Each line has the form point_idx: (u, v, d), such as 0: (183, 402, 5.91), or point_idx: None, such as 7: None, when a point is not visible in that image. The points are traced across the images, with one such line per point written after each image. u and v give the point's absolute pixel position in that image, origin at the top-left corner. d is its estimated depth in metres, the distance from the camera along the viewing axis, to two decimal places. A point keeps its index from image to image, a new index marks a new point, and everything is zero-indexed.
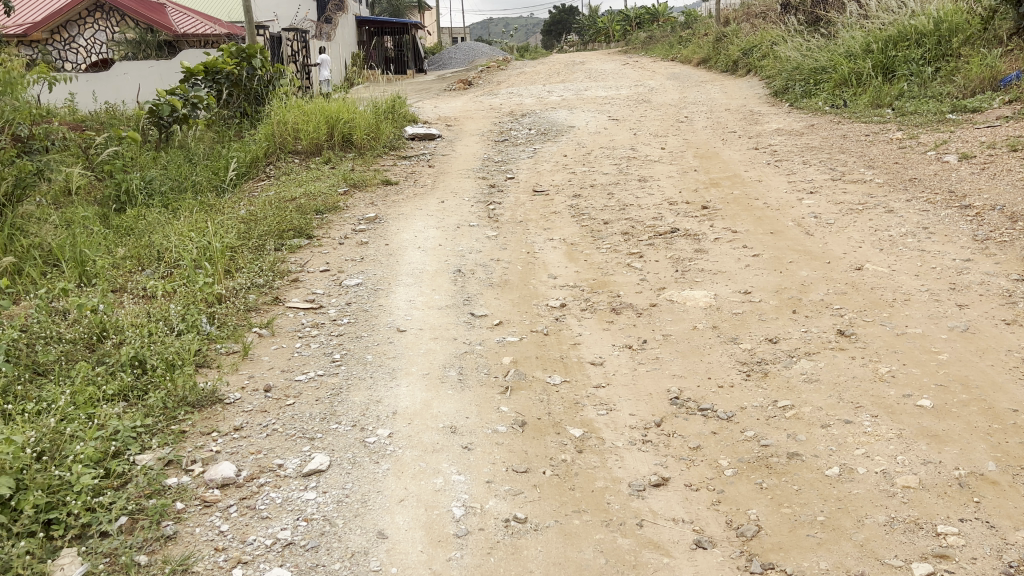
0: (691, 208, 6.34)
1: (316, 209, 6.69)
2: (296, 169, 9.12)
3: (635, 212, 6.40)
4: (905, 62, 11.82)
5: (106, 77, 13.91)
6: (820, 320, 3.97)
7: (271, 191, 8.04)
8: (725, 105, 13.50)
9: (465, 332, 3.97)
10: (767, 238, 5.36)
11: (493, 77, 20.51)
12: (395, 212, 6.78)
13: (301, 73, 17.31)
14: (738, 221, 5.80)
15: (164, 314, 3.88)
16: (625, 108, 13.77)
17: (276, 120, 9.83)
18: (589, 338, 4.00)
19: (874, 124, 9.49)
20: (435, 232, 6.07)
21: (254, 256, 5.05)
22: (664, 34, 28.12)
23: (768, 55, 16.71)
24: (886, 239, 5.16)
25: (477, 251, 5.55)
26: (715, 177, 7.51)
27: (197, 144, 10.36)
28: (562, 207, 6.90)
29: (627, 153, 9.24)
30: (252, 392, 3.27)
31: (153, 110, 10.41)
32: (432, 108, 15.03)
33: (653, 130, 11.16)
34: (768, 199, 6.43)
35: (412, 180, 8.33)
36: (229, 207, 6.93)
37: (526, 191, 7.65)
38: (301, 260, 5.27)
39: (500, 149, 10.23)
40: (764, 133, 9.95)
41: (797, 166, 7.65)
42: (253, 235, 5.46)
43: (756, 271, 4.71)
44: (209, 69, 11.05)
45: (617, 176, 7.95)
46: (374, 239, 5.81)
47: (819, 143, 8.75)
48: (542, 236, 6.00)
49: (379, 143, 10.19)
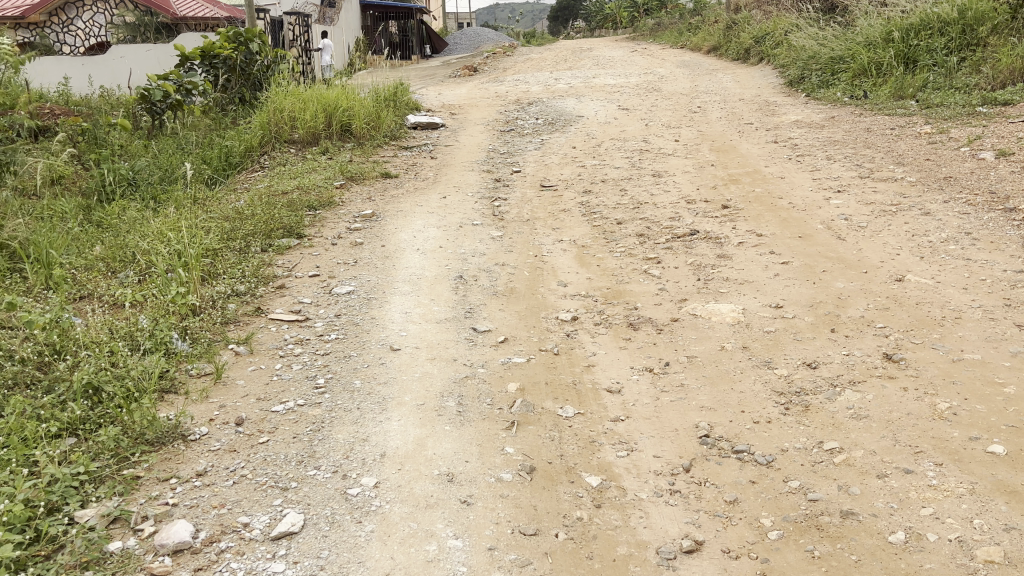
0: (710, 207, 5.91)
1: (309, 205, 6.29)
2: (292, 160, 8.70)
3: (650, 211, 5.97)
4: (927, 52, 11.33)
5: (102, 60, 13.48)
6: (863, 341, 3.55)
7: (264, 184, 7.63)
8: (739, 94, 13.04)
9: (466, 351, 3.56)
10: (795, 244, 4.93)
11: (499, 64, 20.01)
12: (393, 208, 6.37)
13: (302, 57, 16.87)
14: (761, 223, 5.37)
15: (129, 328, 3.49)
16: (635, 96, 13.32)
17: (273, 108, 9.37)
18: (605, 358, 3.59)
19: (898, 117, 9.03)
20: (436, 232, 5.65)
21: (237, 258, 4.65)
22: (673, 22, 27.59)
23: (782, 43, 16.22)
24: (926, 246, 4.73)
25: (481, 255, 5.13)
26: (734, 173, 7.07)
27: (190, 132, 9.95)
28: (571, 204, 6.48)
29: (640, 146, 8.81)
30: (221, 426, 2.88)
31: (144, 95, 10.00)
32: (436, 95, 14.58)
33: (666, 120, 10.72)
34: (792, 199, 6.00)
35: (412, 173, 7.92)
36: (219, 202, 6.53)
37: (533, 186, 7.23)
38: (290, 263, 4.86)
39: (505, 140, 9.80)
40: (783, 126, 9.50)
41: (820, 162, 7.20)
42: (238, 234, 5.06)
43: (786, 282, 4.29)
44: (205, 53, 10.62)
45: (628, 171, 7.52)
46: (369, 240, 5.40)
47: (841, 137, 8.31)
48: (550, 238, 5.59)
49: (379, 132, 9.76)
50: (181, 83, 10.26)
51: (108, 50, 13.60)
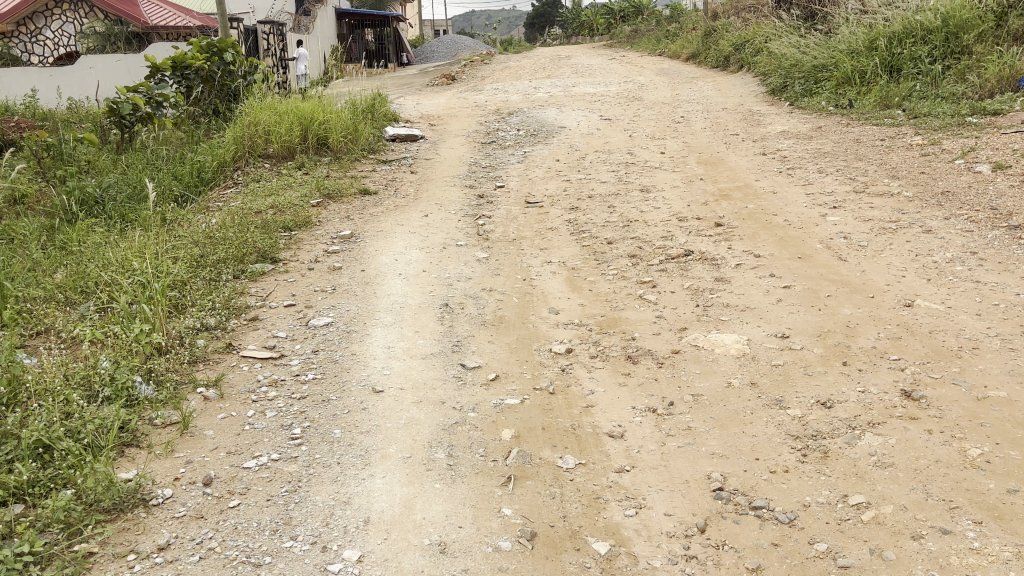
0: (703, 226, 5.70)
1: (285, 225, 6.01)
2: (266, 176, 8.41)
3: (641, 229, 5.75)
4: (911, 60, 11.23)
5: (70, 71, 13.09)
6: (878, 375, 3.33)
7: (238, 202, 7.34)
8: (721, 104, 12.89)
9: (455, 391, 3.31)
10: (795, 265, 4.72)
11: (478, 72, 19.78)
12: (373, 228, 6.10)
13: (277, 67, 16.57)
14: (758, 243, 5.16)
15: (86, 372, 3.21)
16: (617, 106, 13.14)
17: (246, 122, 9.07)
18: (604, 397, 3.35)
19: (886, 127, 8.89)
20: (418, 254, 5.39)
21: (207, 287, 4.38)
22: (650, 29, 27.53)
23: (762, 51, 16.13)
24: (932, 267, 4.53)
25: (466, 279, 4.88)
26: (724, 187, 6.87)
27: (161, 146, 9.64)
28: (558, 222, 6.24)
29: (625, 159, 8.60)
30: (187, 487, 2.61)
31: (113, 109, 9.67)
32: (414, 105, 14.32)
33: (649, 131, 10.52)
34: (788, 216, 5.80)
35: (392, 189, 7.65)
36: (190, 222, 6.24)
37: (517, 202, 6.99)
38: (263, 291, 4.59)
39: (487, 153, 9.57)
40: (769, 137, 9.33)
41: (812, 176, 7.02)
42: (207, 260, 4.78)
43: (790, 308, 4.07)
44: (177, 64, 10.28)
45: (615, 186, 7.30)
46: (348, 264, 5.13)
47: (830, 149, 8.14)
48: (538, 260, 5.34)
49: (357, 146, 9.48)
50: (152, 95, 9.92)
51: (76, 61, 13.21)
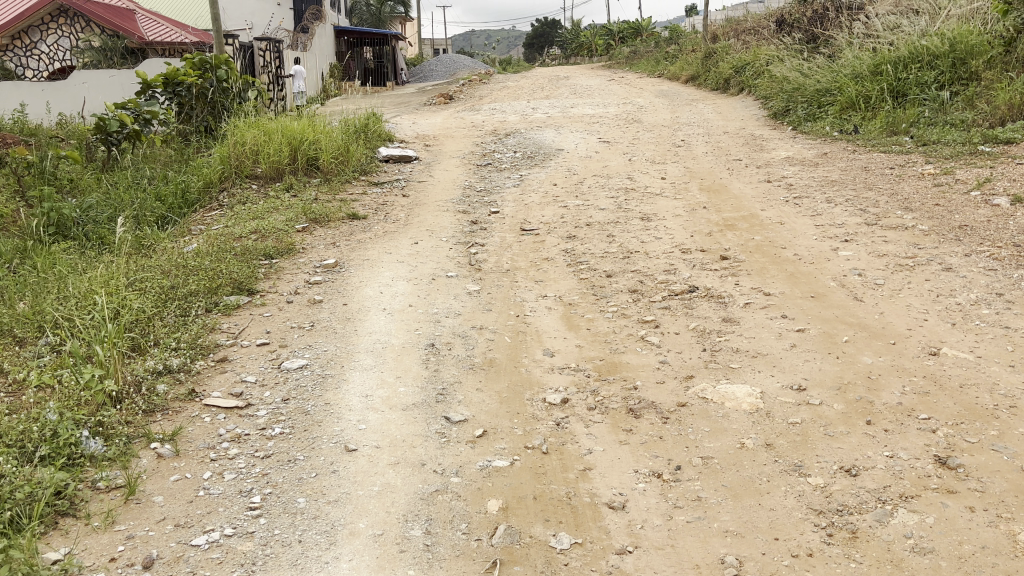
0: (707, 259, 5.38)
1: (266, 253, 5.68)
2: (253, 198, 8.09)
3: (642, 261, 5.44)
4: (918, 86, 11.00)
5: (62, 86, 12.75)
6: (907, 438, 3.00)
7: (221, 227, 7.02)
8: (723, 127, 12.65)
9: (436, 450, 2.98)
10: (807, 306, 4.40)
11: (476, 91, 19.56)
12: (359, 256, 5.78)
13: (273, 84, 16.32)
14: (767, 280, 4.84)
15: (23, 425, 2.86)
16: (615, 128, 12.89)
17: (233, 141, 8.77)
18: (602, 457, 3.02)
19: (894, 155, 8.62)
20: (405, 285, 5.06)
21: (174, 323, 4.05)
22: (649, 50, 27.44)
23: (763, 74, 15.94)
24: (956, 309, 4.21)
25: (455, 314, 4.55)
26: (728, 217, 6.56)
27: (147, 165, 9.32)
28: (554, 252, 5.92)
29: (625, 184, 8.30)
30: (123, 572, 2.27)
31: (98, 126, 9.37)
32: (410, 124, 14.06)
33: (650, 155, 10.24)
34: (797, 249, 5.49)
35: (383, 213, 7.34)
36: (169, 248, 5.93)
37: (512, 230, 6.68)
38: (235, 326, 4.26)
39: (482, 175, 9.28)
40: (774, 163, 9.07)
41: (820, 206, 6.72)
42: (178, 292, 4.45)
43: (805, 356, 3.74)
44: (169, 81, 9.98)
45: (615, 214, 6.99)
46: (329, 297, 4.80)
47: (837, 177, 7.85)
48: (532, 293, 5.02)
49: (348, 166, 9.17)
50: (140, 113, 9.62)
51: (69, 76, 12.86)
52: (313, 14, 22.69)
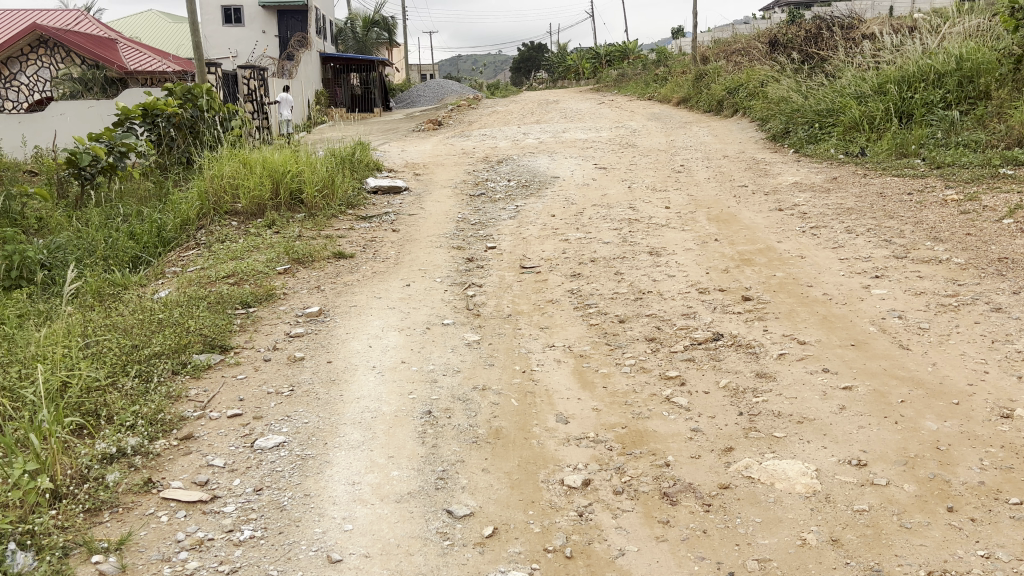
0: (728, 300, 4.92)
1: (243, 300, 5.17)
2: (232, 235, 7.59)
3: (657, 303, 4.96)
4: (925, 106, 10.65)
5: (39, 117, 12.26)
6: (1000, 531, 2.51)
7: (196, 269, 6.54)
8: (722, 151, 12.27)
9: (436, 558, 2.50)
10: (849, 356, 3.93)
11: (465, 117, 19.16)
12: (346, 302, 5.27)
13: (256, 113, 15.88)
14: (800, 326, 4.38)
15: None
16: (611, 153, 12.50)
17: (211, 175, 8.28)
18: (639, 560, 2.52)
19: (909, 179, 8.21)
20: (397, 337, 4.55)
21: (131, 393, 3.53)
22: (637, 72, 27.23)
23: (757, 95, 15.63)
24: (1018, 358, 3.74)
25: (454, 371, 4.05)
26: (744, 250, 6.11)
27: (121, 202, 8.81)
28: (559, 293, 5.44)
29: (627, 214, 7.84)
30: None
31: (71, 160, 8.87)
32: (398, 153, 13.63)
33: (650, 182, 9.80)
34: (825, 288, 5.04)
35: (371, 251, 6.86)
36: (140, 296, 5.42)
37: (511, 267, 6.20)
38: (204, 393, 3.75)
39: (476, 206, 8.81)
40: (781, 189, 8.66)
41: (840, 238, 6.28)
42: (140, 354, 3.94)
43: (858, 422, 3.26)
44: (148, 112, 9.40)
45: (620, 248, 6.52)
46: (312, 353, 4.29)
47: (853, 204, 7.42)
48: (538, 343, 4.53)
49: (334, 200, 8.68)
50: (115, 145, 9.08)
51: (47, 107, 12.35)
52: (297, 41, 22.27)
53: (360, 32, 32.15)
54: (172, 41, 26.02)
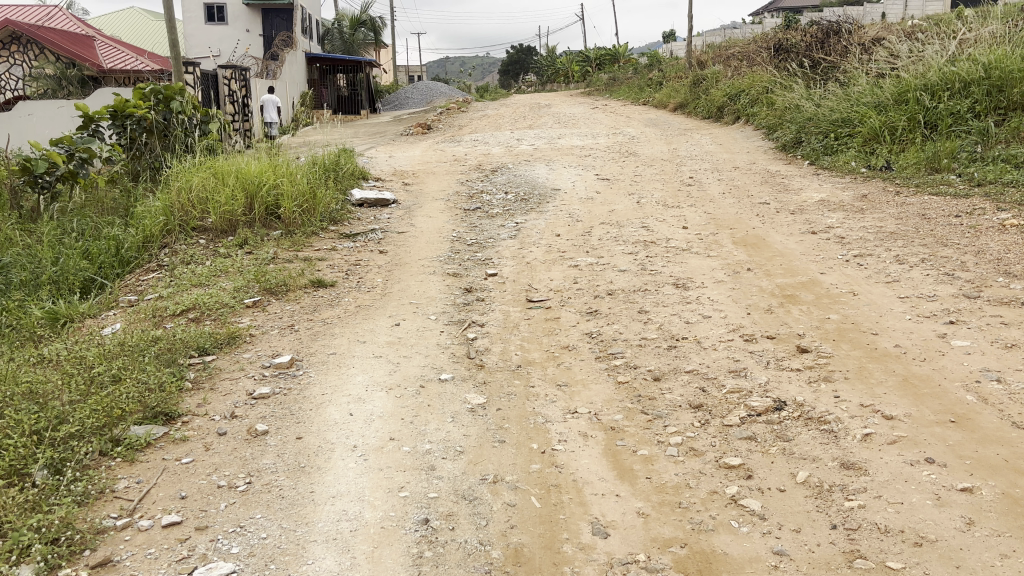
0: (782, 352, 4.13)
1: (199, 347, 4.31)
2: (199, 256, 6.74)
3: (697, 355, 4.15)
4: (951, 116, 9.90)
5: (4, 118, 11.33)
6: None
7: (153, 299, 5.71)
8: (731, 161, 11.52)
9: None
10: (954, 437, 3.12)
11: (456, 120, 18.32)
12: (325, 348, 4.43)
13: (236, 115, 15.00)
14: (878, 391, 3.58)
15: None
16: (612, 162, 11.71)
17: (177, 187, 7.40)
18: None
19: (947, 201, 7.45)
20: (385, 400, 3.70)
21: (33, 498, 2.70)
22: (630, 76, 26.49)
23: (761, 102, 14.89)
24: None
25: (456, 453, 3.22)
26: (784, 284, 5.32)
27: (78, 214, 7.87)
28: (576, 337, 4.62)
29: (641, 235, 7.04)
30: None
31: (25, 167, 7.98)
32: (386, 159, 12.80)
33: (659, 197, 9.00)
34: (894, 337, 4.25)
35: (355, 278, 6.03)
36: (81, 338, 4.55)
37: (517, 301, 5.39)
38: (135, 488, 2.91)
39: (471, 223, 8.00)
40: (807, 207, 7.89)
41: (892, 269, 5.50)
42: (54, 436, 3.10)
43: (998, 547, 2.46)
44: (116, 113, 8.36)
45: (639, 278, 5.71)
46: (278, 425, 3.44)
47: (895, 227, 6.66)
48: (558, 407, 3.71)
49: (315, 215, 7.83)
50: (75, 151, 8.17)
51: (13, 106, 11.41)
52: (283, 40, 21.27)
53: (347, 32, 31.23)
54: (152, 39, 25.10)
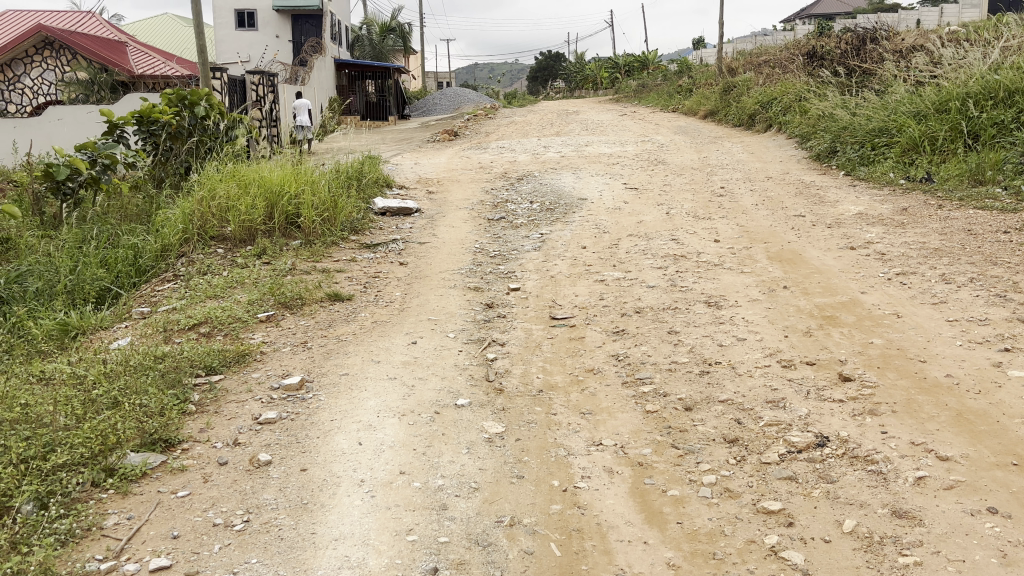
0: (822, 381, 3.85)
1: (207, 365, 4.11)
2: (217, 265, 6.57)
3: (731, 383, 3.88)
4: (994, 126, 9.54)
5: (35, 123, 11.33)
6: None
7: (167, 310, 5.54)
8: (763, 171, 11.21)
9: None
10: (1018, 483, 2.83)
11: (482, 127, 18.13)
12: (337, 369, 4.21)
13: (264, 121, 14.92)
14: (930, 428, 3.29)
15: None
16: (640, 171, 11.44)
17: (198, 195, 7.24)
18: None
19: (993, 215, 7.12)
20: (397, 428, 3.48)
21: (12, 539, 2.52)
22: (659, 83, 26.20)
23: (794, 109, 14.55)
24: None
25: (469, 491, 2.98)
26: (823, 303, 5.04)
27: (98, 220, 7.68)
28: (602, 359, 4.37)
29: (671, 248, 6.77)
30: None
31: (47, 173, 7.66)
32: (412, 166, 12.64)
33: (690, 208, 8.71)
34: (945, 365, 3.95)
35: (373, 291, 5.83)
36: (88, 353, 4.35)
37: (540, 318, 5.15)
38: (125, 525, 2.71)
39: (495, 234, 7.78)
40: (844, 220, 7.59)
41: (938, 289, 5.20)
42: (43, 467, 2.91)
43: None
44: (142, 119, 8.14)
45: (669, 294, 5.45)
46: (283, 455, 3.22)
47: (939, 243, 6.34)
48: (581, 438, 3.46)
49: (336, 224, 7.65)
50: (98, 157, 7.87)
51: (44, 111, 11.39)
52: (313, 46, 21.22)
53: (376, 38, 31.19)
54: (183, 46, 25.22)
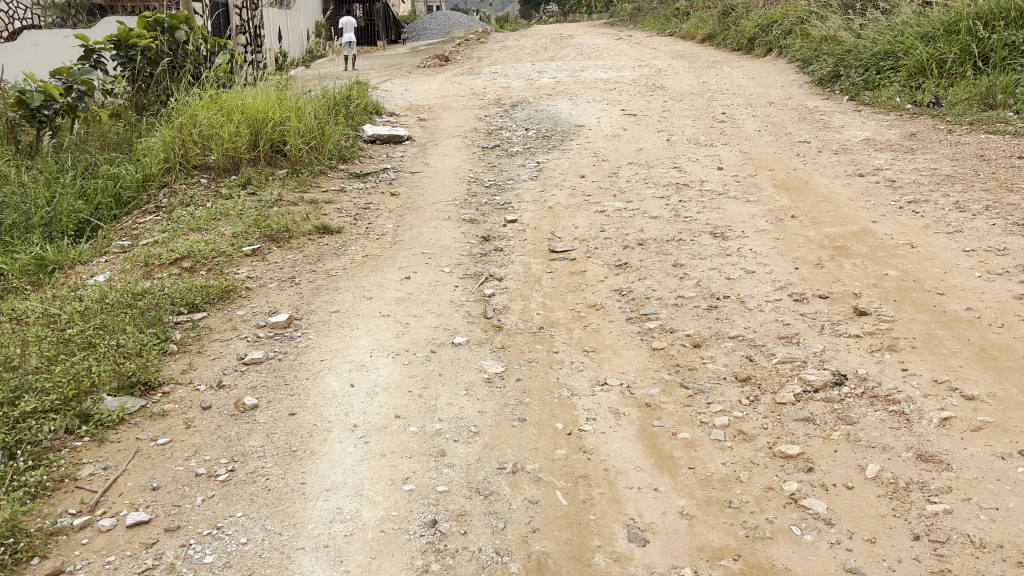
0: (837, 315, 3.67)
1: (189, 303, 3.89)
2: (200, 197, 6.29)
3: (742, 319, 3.68)
4: (1005, 47, 9.19)
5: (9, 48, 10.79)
6: None
7: (149, 243, 5.29)
8: (765, 96, 10.85)
9: None
10: None
11: (474, 52, 17.57)
12: (326, 305, 4.00)
13: (247, 46, 14.35)
14: (953, 365, 3.12)
15: None
16: (638, 96, 11.07)
17: (178, 122, 6.90)
18: None
19: (1005, 140, 6.87)
20: (390, 368, 3.29)
21: None
22: (654, 6, 25.43)
23: (795, 32, 14.07)
24: None
25: (468, 435, 2.81)
26: (833, 234, 4.83)
27: (74, 149, 7.30)
28: (605, 294, 4.17)
29: (673, 177, 6.52)
30: None
31: (21, 101, 7.13)
32: (401, 92, 12.22)
33: (690, 134, 8.42)
34: (965, 297, 3.77)
35: (364, 223, 5.58)
36: (63, 290, 4.11)
37: (538, 250, 4.93)
38: (101, 476, 2.54)
39: (490, 163, 7.51)
40: (852, 146, 7.32)
41: (952, 217, 4.99)
42: (12, 415, 2.71)
43: None
44: (119, 42, 7.68)
45: (673, 225, 5.23)
46: (269, 399, 3.04)
47: (951, 169, 6.11)
48: (585, 377, 3.28)
49: (324, 152, 7.35)
50: (74, 83, 7.41)
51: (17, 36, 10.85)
52: None
53: None
54: None
